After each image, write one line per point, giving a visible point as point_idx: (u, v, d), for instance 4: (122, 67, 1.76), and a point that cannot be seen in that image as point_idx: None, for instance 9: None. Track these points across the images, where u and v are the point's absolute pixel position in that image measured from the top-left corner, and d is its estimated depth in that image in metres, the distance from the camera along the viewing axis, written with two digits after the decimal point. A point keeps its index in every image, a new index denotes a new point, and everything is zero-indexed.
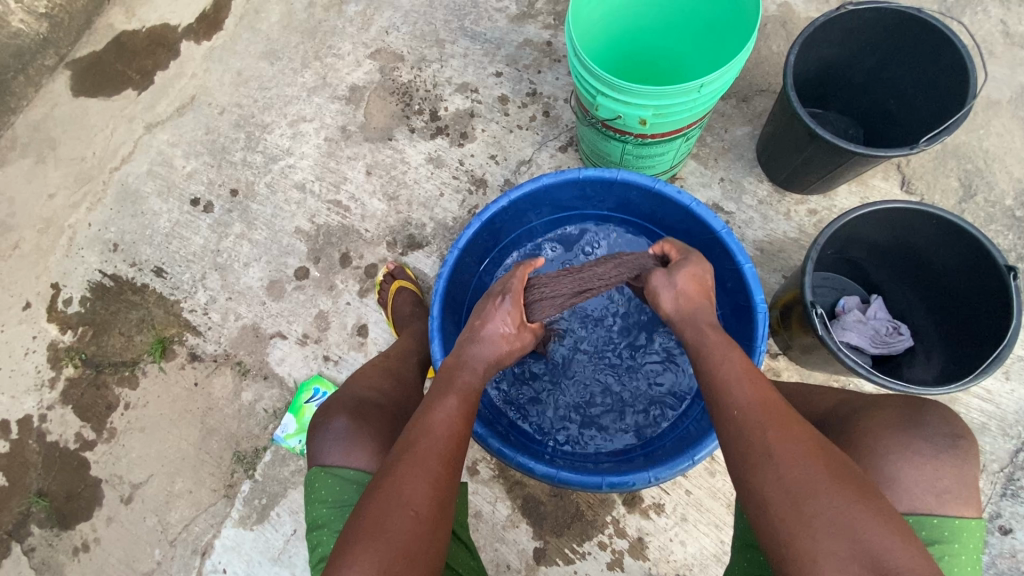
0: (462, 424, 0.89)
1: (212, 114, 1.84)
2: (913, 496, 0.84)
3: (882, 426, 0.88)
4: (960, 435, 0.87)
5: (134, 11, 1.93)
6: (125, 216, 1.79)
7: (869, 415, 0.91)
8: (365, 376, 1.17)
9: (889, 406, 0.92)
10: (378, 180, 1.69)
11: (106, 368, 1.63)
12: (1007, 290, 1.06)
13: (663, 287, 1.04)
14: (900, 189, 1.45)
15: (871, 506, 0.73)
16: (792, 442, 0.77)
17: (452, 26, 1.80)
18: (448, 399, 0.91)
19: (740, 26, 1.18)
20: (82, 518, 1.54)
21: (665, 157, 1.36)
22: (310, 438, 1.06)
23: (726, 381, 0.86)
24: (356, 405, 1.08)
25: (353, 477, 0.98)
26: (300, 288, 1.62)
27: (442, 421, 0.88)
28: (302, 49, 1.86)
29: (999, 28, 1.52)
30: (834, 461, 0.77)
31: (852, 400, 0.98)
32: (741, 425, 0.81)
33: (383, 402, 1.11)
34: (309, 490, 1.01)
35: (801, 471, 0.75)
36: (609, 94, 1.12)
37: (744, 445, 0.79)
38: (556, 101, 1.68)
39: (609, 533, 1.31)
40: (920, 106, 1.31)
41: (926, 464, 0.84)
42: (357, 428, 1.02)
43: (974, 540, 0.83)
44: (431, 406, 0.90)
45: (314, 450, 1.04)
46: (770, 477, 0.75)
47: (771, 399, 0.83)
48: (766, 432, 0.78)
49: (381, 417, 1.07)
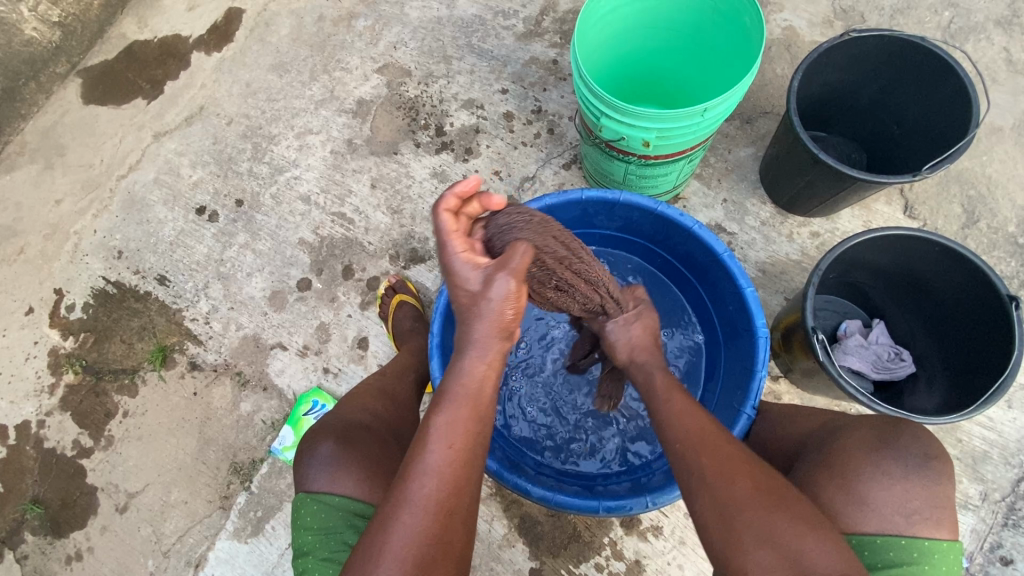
0: (453, 465, 0.78)
1: (220, 125, 1.86)
2: (887, 517, 0.82)
3: (859, 447, 0.88)
4: (936, 456, 0.86)
5: (147, 21, 1.96)
6: (130, 224, 1.80)
7: (847, 436, 0.91)
8: (355, 398, 1.16)
9: (866, 426, 0.91)
10: (382, 194, 1.70)
11: (106, 376, 1.64)
12: (1009, 320, 1.06)
13: (620, 328, 1.04)
14: (903, 214, 1.45)
15: (795, 515, 0.77)
16: (723, 463, 0.81)
17: (459, 43, 1.82)
18: (439, 420, 0.80)
19: (744, 51, 1.19)
20: (76, 526, 1.53)
21: (668, 178, 1.36)
22: (298, 463, 1.05)
23: (665, 416, 0.91)
24: (343, 428, 1.07)
25: (339, 504, 0.97)
26: (302, 300, 1.62)
27: (426, 462, 0.78)
28: (311, 62, 1.89)
29: (1002, 55, 1.53)
30: (763, 476, 0.80)
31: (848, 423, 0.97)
32: (677, 449, 0.86)
33: (372, 425, 1.10)
34: (296, 516, 1.00)
35: (729, 492, 0.79)
36: (613, 115, 1.13)
37: (682, 469, 0.84)
38: (560, 119, 1.69)
39: (606, 555, 1.30)
40: (922, 132, 1.32)
41: (898, 485, 0.83)
42: (343, 453, 1.01)
43: (945, 562, 0.81)
44: (420, 440, 0.80)
45: (300, 475, 1.03)
46: (704, 499, 0.80)
47: (704, 423, 0.87)
48: (698, 456, 0.83)
49: (369, 441, 1.06)
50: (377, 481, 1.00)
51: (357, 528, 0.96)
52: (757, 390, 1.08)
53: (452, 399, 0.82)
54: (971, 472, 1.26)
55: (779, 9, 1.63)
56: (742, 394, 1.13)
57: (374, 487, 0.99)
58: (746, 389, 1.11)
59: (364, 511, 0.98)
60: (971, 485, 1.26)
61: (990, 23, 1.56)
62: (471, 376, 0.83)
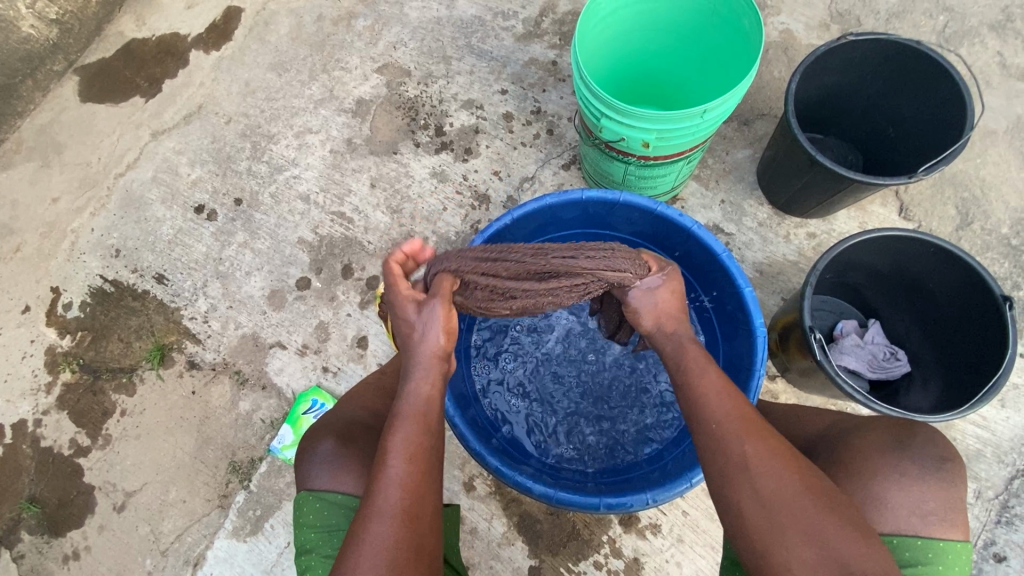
0: (417, 475, 0.80)
1: (218, 123, 1.86)
2: (902, 517, 0.83)
3: (876, 448, 0.88)
4: (951, 458, 0.87)
5: (145, 19, 1.96)
6: (128, 222, 1.79)
7: (861, 436, 0.91)
8: (354, 396, 1.16)
9: (882, 427, 0.92)
10: (382, 194, 1.70)
11: (103, 375, 1.63)
12: (1002, 320, 1.07)
13: (643, 294, 0.97)
14: (898, 216, 1.47)
15: (841, 515, 0.75)
16: (770, 456, 0.78)
17: (459, 44, 1.83)
18: (395, 437, 0.82)
19: (743, 54, 1.20)
20: (73, 525, 1.52)
21: (667, 178, 1.37)
22: (298, 462, 1.05)
23: (703, 395, 0.86)
24: (343, 426, 1.07)
25: (341, 501, 0.98)
26: (301, 299, 1.62)
27: (390, 478, 0.79)
28: (311, 61, 1.89)
29: (996, 59, 1.55)
30: (807, 472, 0.78)
31: (846, 421, 0.98)
32: (719, 435, 0.82)
33: (372, 422, 1.10)
34: (298, 514, 1.00)
35: (776, 486, 0.76)
36: (612, 116, 1.14)
37: (722, 457, 0.80)
38: (560, 120, 1.70)
39: (604, 552, 1.31)
40: (917, 134, 1.34)
41: (915, 486, 0.84)
42: (344, 451, 1.02)
43: (957, 563, 0.82)
44: (380, 459, 0.81)
45: (302, 473, 1.03)
46: (746, 490, 0.77)
47: (745, 412, 0.83)
48: (743, 446, 0.79)
49: (370, 438, 1.06)
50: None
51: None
52: (756, 389, 1.09)
53: (403, 418, 0.84)
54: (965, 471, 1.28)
55: (776, 12, 1.64)
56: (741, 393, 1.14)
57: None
58: (745, 389, 1.12)
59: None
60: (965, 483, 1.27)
61: (984, 28, 1.58)
62: (417, 397, 0.86)
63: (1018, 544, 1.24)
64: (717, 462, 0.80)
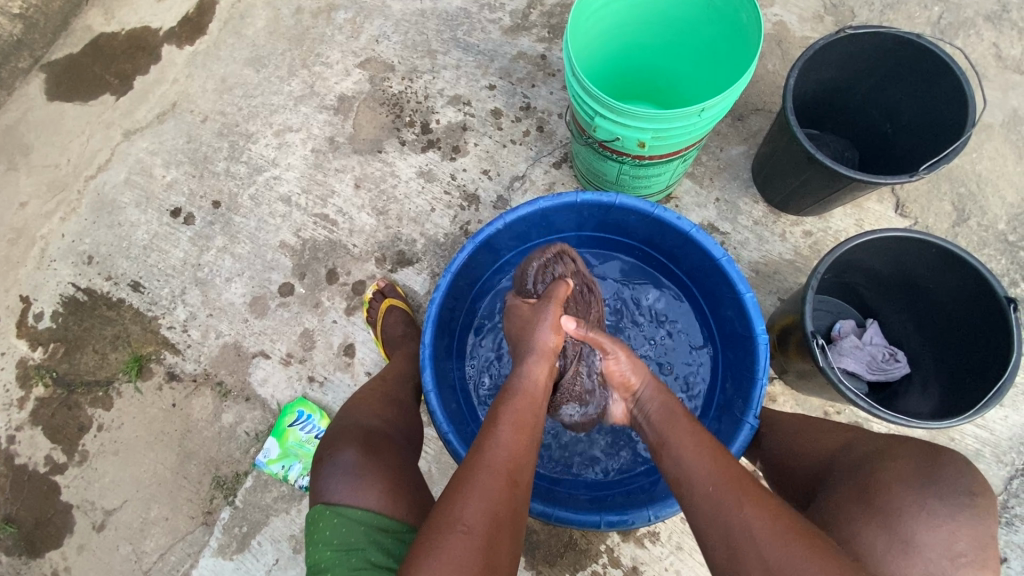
0: (519, 446, 0.84)
1: (194, 122, 1.79)
2: (932, 561, 0.78)
3: (902, 482, 0.83)
4: (982, 493, 0.80)
5: (114, 13, 1.86)
6: (101, 227, 1.72)
7: (882, 469, 0.86)
8: (369, 401, 1.10)
9: (904, 457, 0.86)
10: (367, 194, 1.64)
11: (78, 388, 1.56)
12: (1006, 323, 1.05)
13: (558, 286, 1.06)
14: (895, 212, 1.44)
15: None
16: (771, 519, 0.74)
17: (444, 37, 1.77)
18: (505, 406, 0.89)
19: (740, 50, 1.16)
20: (51, 545, 1.46)
21: (661, 178, 1.34)
22: (315, 474, 0.98)
23: (678, 460, 0.84)
24: (364, 435, 1.01)
25: (362, 517, 0.89)
26: (284, 306, 1.56)
27: (498, 440, 0.83)
28: (289, 56, 1.81)
29: (992, 51, 1.53)
30: (816, 540, 0.72)
31: (862, 442, 0.93)
32: (718, 497, 0.77)
33: (390, 434, 1.05)
34: (312, 529, 0.92)
35: (784, 554, 0.70)
36: (608, 115, 1.09)
37: (727, 530, 0.75)
38: (550, 116, 1.65)
39: (602, 562, 1.28)
40: (916, 130, 1.31)
41: (944, 525, 0.79)
42: (367, 462, 0.95)
43: None
44: (490, 424, 0.87)
45: (318, 486, 0.95)
46: (755, 563, 0.71)
47: (735, 473, 0.80)
48: (742, 508, 0.75)
49: (391, 451, 1.01)
50: (400, 493, 0.94)
51: (380, 544, 0.87)
52: (759, 399, 1.05)
53: (515, 392, 0.92)
54: None
55: (769, 3, 1.60)
56: (743, 403, 1.10)
57: (398, 500, 0.93)
58: (748, 398, 1.08)
59: (389, 526, 0.90)
60: None
61: (979, 18, 1.55)
62: (532, 377, 0.94)
63: (1018, 544, 1.23)
64: (721, 531, 0.75)
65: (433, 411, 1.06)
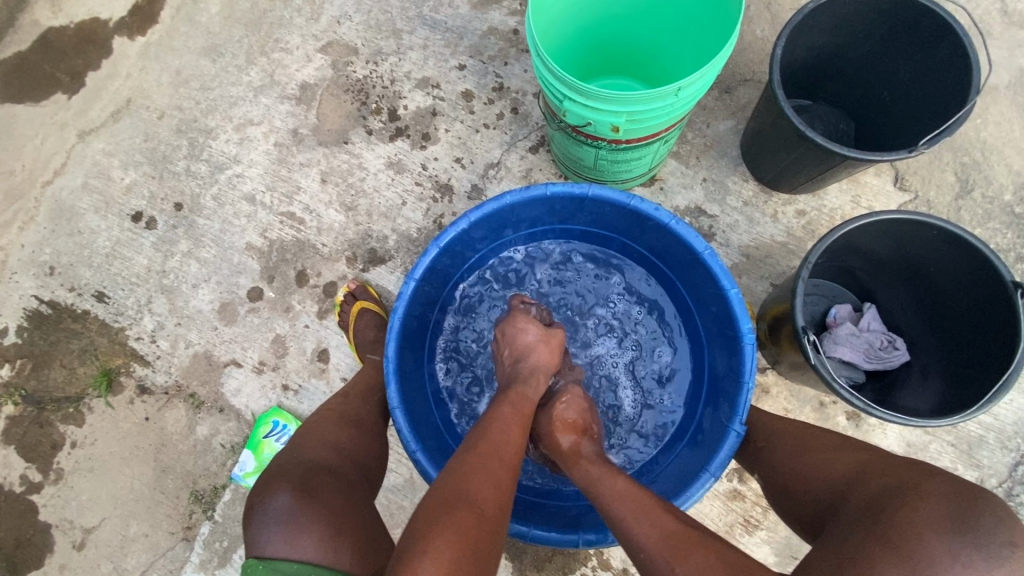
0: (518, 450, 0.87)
1: (150, 119, 1.69)
2: None
3: (928, 526, 0.69)
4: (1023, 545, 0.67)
5: (60, 4, 1.73)
6: (60, 235, 1.63)
7: (910, 507, 0.72)
8: (314, 430, 1.05)
9: (936, 495, 0.72)
10: (334, 189, 1.55)
11: (48, 405, 1.51)
12: (1014, 309, 0.97)
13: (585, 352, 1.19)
14: (894, 186, 1.35)
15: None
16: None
17: (409, 14, 1.65)
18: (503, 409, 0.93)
19: (722, 14, 1.05)
20: (33, 566, 1.43)
21: (641, 161, 1.24)
22: (248, 520, 0.92)
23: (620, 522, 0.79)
24: (302, 474, 0.95)
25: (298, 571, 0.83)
26: (254, 311, 1.50)
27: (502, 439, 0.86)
28: (247, 42, 1.70)
29: (997, 5, 1.41)
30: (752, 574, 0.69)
31: (880, 468, 0.82)
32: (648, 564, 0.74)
33: (337, 467, 0.99)
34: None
35: None
36: (576, 98, 1.00)
37: None
38: (524, 97, 1.54)
39: (593, 565, 1.24)
40: (915, 98, 1.20)
41: None
42: (305, 507, 0.89)
43: None
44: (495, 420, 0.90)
45: (251, 535, 0.90)
46: None
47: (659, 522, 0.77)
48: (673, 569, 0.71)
49: (336, 487, 0.95)
50: (342, 537, 0.87)
51: None
52: (745, 405, 0.99)
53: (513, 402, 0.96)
54: (967, 459, 1.21)
55: None
56: (730, 407, 1.04)
57: (340, 547, 0.86)
58: (733, 404, 1.02)
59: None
60: (967, 472, 1.21)
61: None
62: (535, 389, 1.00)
63: None
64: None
65: (400, 429, 1.01)
